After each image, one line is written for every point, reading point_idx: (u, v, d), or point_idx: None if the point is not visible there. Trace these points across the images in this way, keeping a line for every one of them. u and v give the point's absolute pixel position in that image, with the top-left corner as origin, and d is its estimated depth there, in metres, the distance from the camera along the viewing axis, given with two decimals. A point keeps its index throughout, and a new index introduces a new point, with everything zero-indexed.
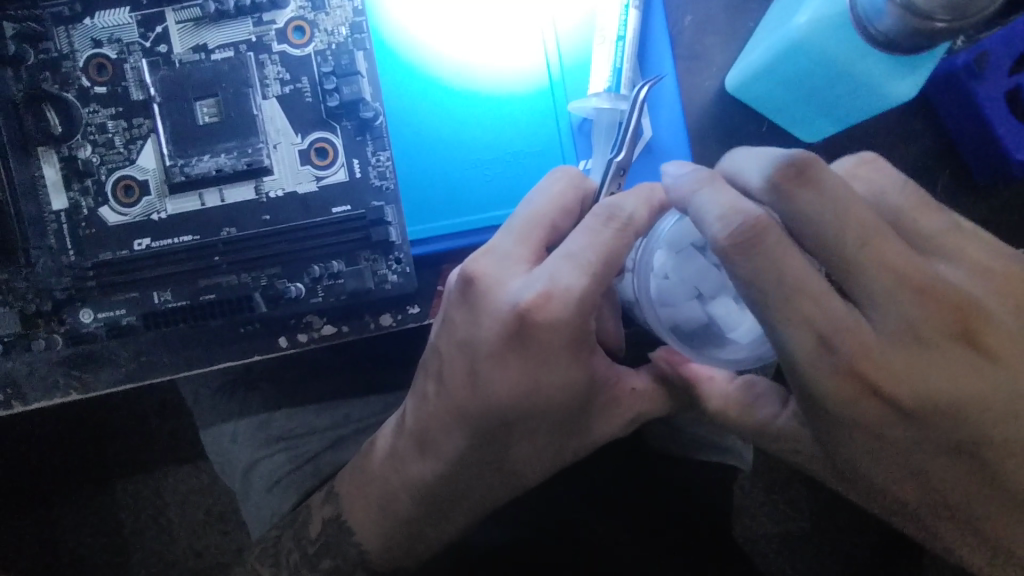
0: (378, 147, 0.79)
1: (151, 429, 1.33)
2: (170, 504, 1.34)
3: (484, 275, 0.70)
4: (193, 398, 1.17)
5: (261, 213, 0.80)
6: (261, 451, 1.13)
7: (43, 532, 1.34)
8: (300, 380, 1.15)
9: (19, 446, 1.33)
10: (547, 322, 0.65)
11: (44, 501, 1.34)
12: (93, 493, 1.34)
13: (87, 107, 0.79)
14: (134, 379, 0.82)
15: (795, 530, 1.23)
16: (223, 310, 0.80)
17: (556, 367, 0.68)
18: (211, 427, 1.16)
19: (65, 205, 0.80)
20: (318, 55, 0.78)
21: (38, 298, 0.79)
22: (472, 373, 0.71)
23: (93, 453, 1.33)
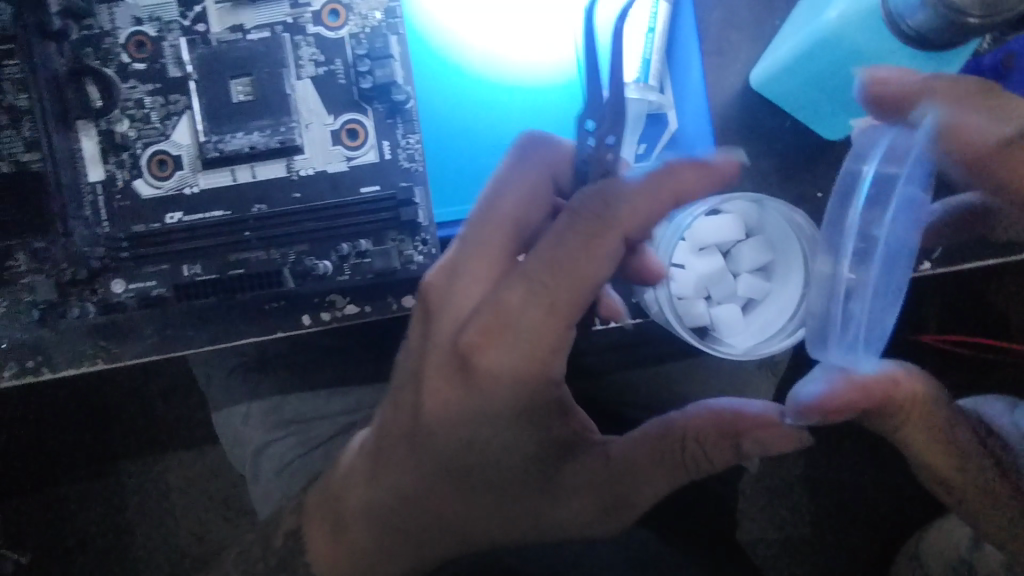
0: (408, 130, 0.80)
1: (161, 410, 1.36)
2: (180, 484, 1.36)
3: (437, 294, 0.70)
4: (207, 378, 1.22)
5: (292, 191, 0.81)
6: (272, 434, 1.17)
7: (52, 507, 1.36)
8: (313, 365, 1.18)
9: (34, 420, 1.36)
10: (504, 323, 0.64)
11: (59, 474, 1.36)
12: (108, 469, 1.36)
13: (125, 83, 0.81)
14: (160, 350, 0.85)
15: (793, 535, 1.24)
16: (253, 284, 0.82)
17: (510, 371, 0.65)
18: (225, 409, 1.20)
19: (101, 177, 0.82)
20: (352, 38, 0.80)
21: (73, 266, 0.81)
22: (419, 390, 0.70)
23: (106, 430, 1.36)
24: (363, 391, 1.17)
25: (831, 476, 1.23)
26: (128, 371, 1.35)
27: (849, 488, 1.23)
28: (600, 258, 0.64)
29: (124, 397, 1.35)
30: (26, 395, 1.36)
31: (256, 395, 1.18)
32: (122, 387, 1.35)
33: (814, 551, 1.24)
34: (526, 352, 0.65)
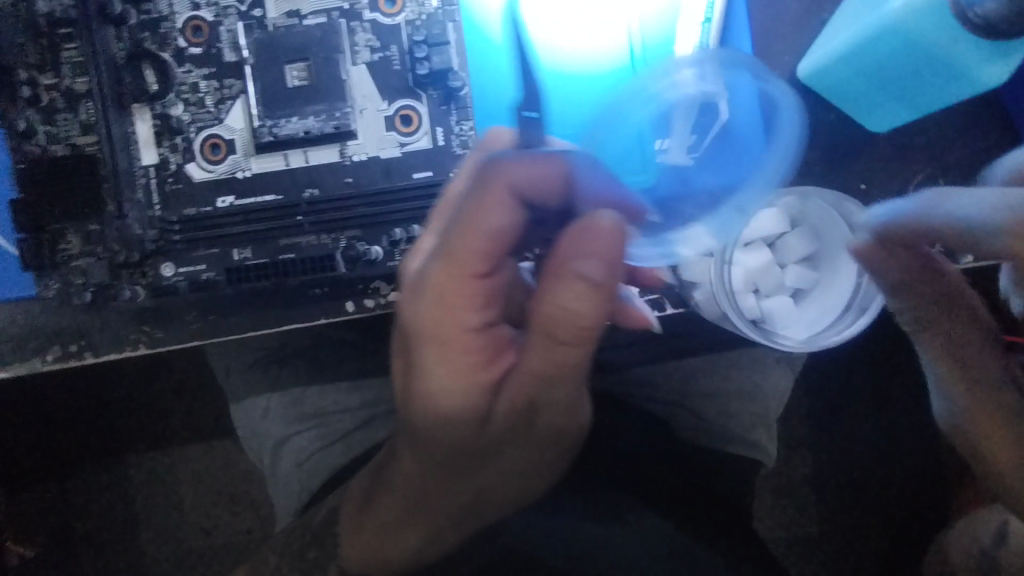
0: (463, 117, 0.81)
1: (184, 401, 1.36)
2: (200, 477, 1.36)
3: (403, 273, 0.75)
4: (224, 371, 1.21)
5: (344, 176, 0.82)
6: (293, 428, 1.17)
7: (72, 496, 1.36)
8: (339, 357, 1.18)
9: (59, 409, 1.36)
10: (419, 299, 0.68)
11: (82, 464, 1.36)
12: (131, 458, 1.36)
13: (181, 67, 0.81)
14: (201, 337, 0.83)
15: (804, 536, 1.23)
16: (305, 269, 0.82)
17: (445, 347, 0.68)
18: (242, 401, 1.19)
19: (155, 160, 0.82)
20: (408, 24, 0.80)
21: (126, 249, 0.82)
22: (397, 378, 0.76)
23: (130, 420, 1.36)
24: (384, 385, 1.17)
25: (851, 476, 1.23)
26: (154, 361, 1.35)
27: (868, 491, 1.23)
28: (487, 207, 0.64)
29: (150, 387, 1.36)
30: (52, 383, 1.36)
31: (277, 385, 1.18)
32: (147, 376, 1.35)
33: (832, 552, 1.23)
34: (437, 315, 0.67)
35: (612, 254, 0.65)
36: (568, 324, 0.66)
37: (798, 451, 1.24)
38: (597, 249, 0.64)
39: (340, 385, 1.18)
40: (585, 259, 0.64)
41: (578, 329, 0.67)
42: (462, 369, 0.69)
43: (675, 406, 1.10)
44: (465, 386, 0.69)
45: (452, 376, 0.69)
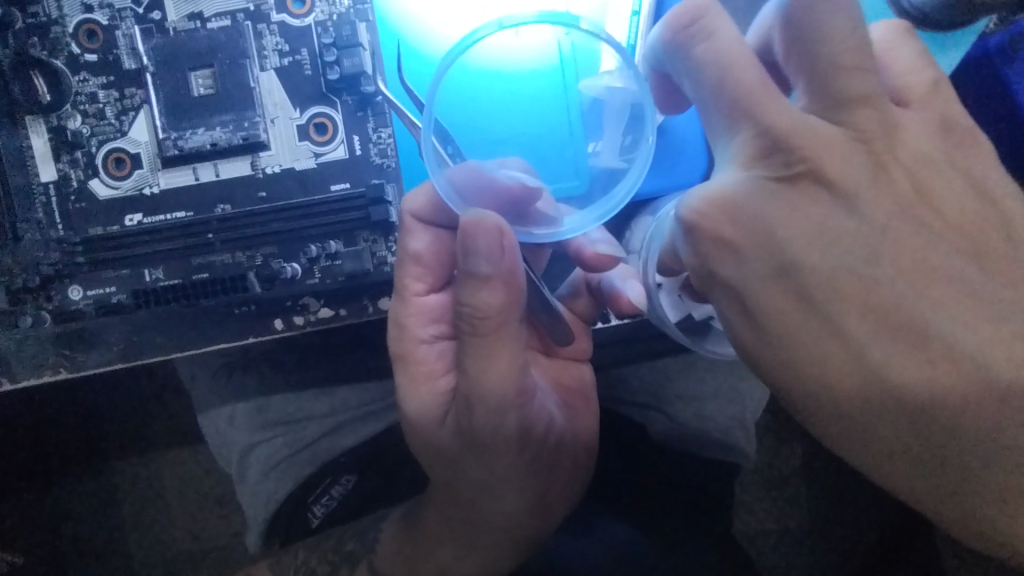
0: (380, 124, 0.76)
1: (144, 412, 1.32)
2: (162, 492, 1.32)
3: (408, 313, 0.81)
4: (192, 378, 1.14)
5: (257, 190, 0.77)
6: (258, 436, 1.12)
7: (31, 515, 1.32)
8: (298, 364, 1.12)
9: (10, 428, 1.32)
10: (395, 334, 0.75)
11: (37, 483, 1.32)
12: (90, 475, 1.32)
13: (77, 76, 0.76)
14: (126, 359, 0.78)
15: (793, 527, 1.17)
16: (218, 290, 0.77)
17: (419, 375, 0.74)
18: (209, 410, 1.13)
19: (54, 177, 0.77)
20: (318, 25, 0.75)
21: (25, 273, 0.76)
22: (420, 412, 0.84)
23: (84, 435, 1.32)
24: (351, 391, 1.13)
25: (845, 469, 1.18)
26: (107, 374, 1.31)
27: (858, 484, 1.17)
28: (402, 234, 0.71)
29: (103, 401, 1.31)
30: (0, 402, 1.32)
31: (238, 396, 1.12)
32: (104, 389, 1.31)
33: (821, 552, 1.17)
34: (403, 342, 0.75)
35: (496, 247, 0.61)
36: (478, 320, 0.64)
37: (785, 444, 1.18)
38: (477, 246, 0.61)
39: (302, 392, 1.13)
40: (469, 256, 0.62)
41: (497, 325, 0.65)
42: (425, 384, 0.74)
43: (649, 407, 1.08)
44: (435, 398, 0.74)
45: (422, 393, 0.74)
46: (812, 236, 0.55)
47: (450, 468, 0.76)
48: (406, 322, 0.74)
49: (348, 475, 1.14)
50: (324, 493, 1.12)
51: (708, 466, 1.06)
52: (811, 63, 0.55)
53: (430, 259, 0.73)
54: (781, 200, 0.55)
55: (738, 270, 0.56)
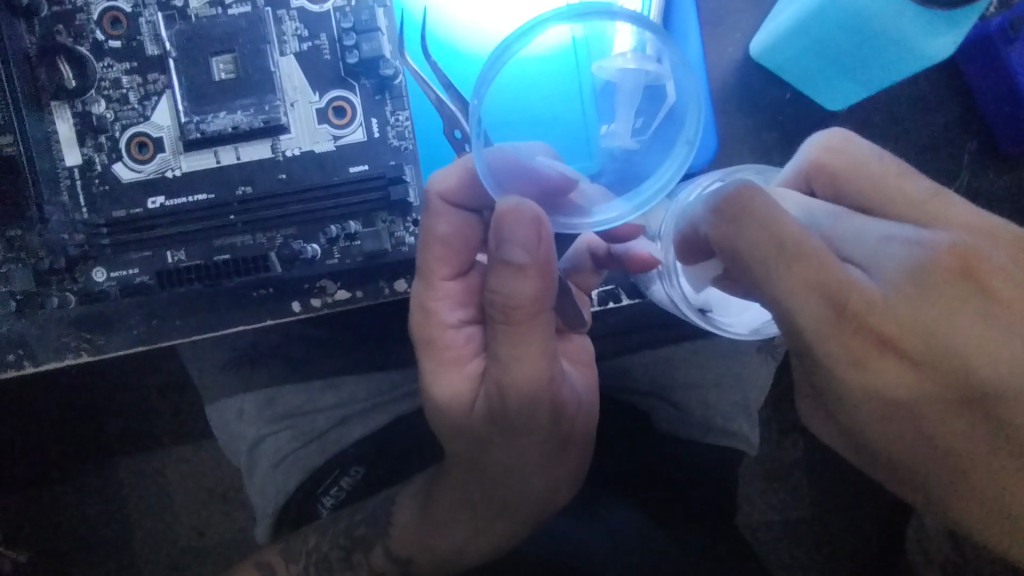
0: (397, 107, 0.78)
1: (155, 406, 1.33)
2: (176, 482, 1.33)
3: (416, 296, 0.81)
4: (198, 373, 1.16)
5: (277, 172, 0.78)
6: (267, 428, 1.13)
7: (44, 506, 1.34)
8: (308, 357, 1.13)
9: (25, 419, 1.34)
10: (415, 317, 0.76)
11: (51, 473, 1.34)
12: (101, 466, 1.34)
13: (101, 62, 0.78)
14: (146, 341, 0.80)
15: (795, 518, 1.19)
16: (239, 271, 0.79)
17: (440, 357, 0.75)
18: (219, 401, 1.14)
19: (78, 161, 0.79)
20: (337, 11, 0.77)
21: (52, 254, 0.78)
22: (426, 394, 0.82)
23: (97, 426, 1.33)
24: (360, 382, 1.14)
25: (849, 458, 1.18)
26: (120, 367, 1.33)
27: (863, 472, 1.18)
28: (431, 218, 0.71)
29: (116, 393, 1.33)
30: (16, 393, 1.33)
31: (248, 386, 1.13)
32: (116, 382, 1.33)
33: (822, 543, 1.19)
34: (424, 323, 0.75)
35: (532, 236, 0.63)
36: (511, 308, 0.66)
37: (789, 434, 1.19)
38: (513, 235, 0.63)
39: (310, 384, 1.14)
40: (506, 244, 0.63)
41: (527, 316, 0.67)
42: (456, 368, 0.75)
43: (655, 396, 1.08)
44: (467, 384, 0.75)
45: (454, 379, 0.75)
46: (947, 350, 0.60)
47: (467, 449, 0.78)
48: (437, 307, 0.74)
49: (358, 466, 1.14)
50: (335, 484, 1.13)
51: (715, 452, 1.08)
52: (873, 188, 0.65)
53: (454, 242, 0.73)
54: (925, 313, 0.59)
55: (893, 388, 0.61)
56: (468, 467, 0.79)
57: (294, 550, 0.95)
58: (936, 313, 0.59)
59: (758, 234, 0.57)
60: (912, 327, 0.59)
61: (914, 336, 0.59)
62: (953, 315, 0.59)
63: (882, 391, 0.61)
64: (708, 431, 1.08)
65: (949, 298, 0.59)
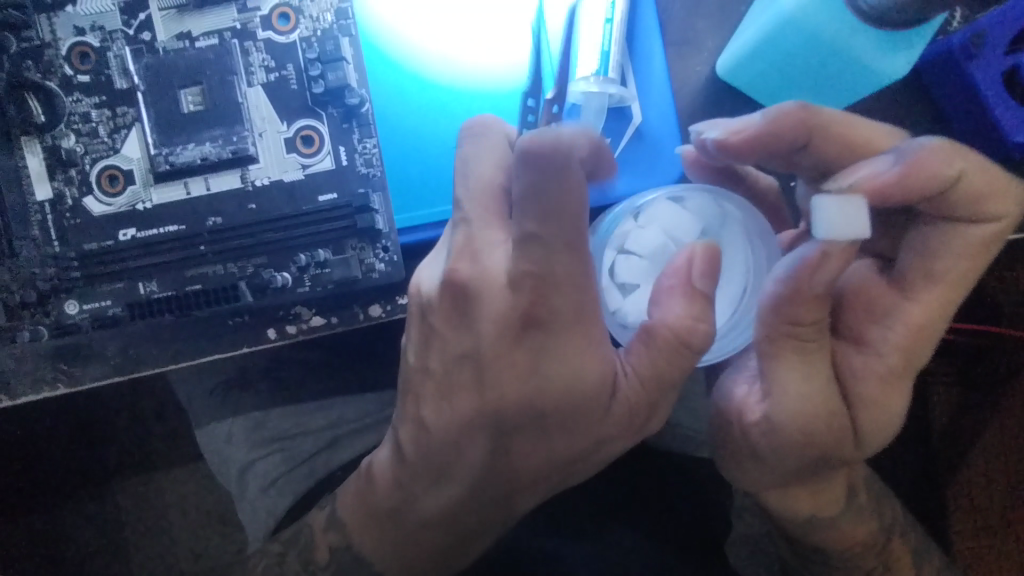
0: (365, 134, 0.78)
1: (146, 431, 1.33)
2: (169, 507, 1.32)
3: (477, 286, 0.66)
4: (187, 399, 1.15)
5: (247, 202, 0.78)
6: (257, 452, 1.10)
7: (34, 537, 1.33)
8: (298, 380, 1.14)
9: (13, 450, 1.33)
10: (548, 312, 0.63)
11: (42, 503, 1.33)
12: (92, 495, 1.33)
13: (70, 97, 0.78)
14: (122, 372, 0.81)
15: None
16: (209, 301, 0.79)
17: (557, 357, 0.64)
18: (206, 426, 1.13)
19: (49, 196, 0.79)
20: (303, 41, 0.77)
21: (22, 289, 0.78)
22: (454, 402, 0.68)
23: (87, 454, 1.33)
24: (350, 403, 1.13)
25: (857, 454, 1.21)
26: (108, 394, 1.32)
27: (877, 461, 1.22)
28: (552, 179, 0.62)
29: (105, 419, 1.32)
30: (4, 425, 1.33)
31: (237, 410, 1.12)
32: (104, 409, 1.32)
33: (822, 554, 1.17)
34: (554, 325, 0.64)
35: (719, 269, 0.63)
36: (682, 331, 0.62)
37: None
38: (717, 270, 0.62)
39: (300, 407, 1.13)
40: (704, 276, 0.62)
41: (691, 323, 0.61)
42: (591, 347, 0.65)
43: None
44: (593, 357, 0.64)
45: (579, 356, 0.64)
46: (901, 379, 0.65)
47: (537, 443, 0.69)
48: (546, 286, 0.63)
49: None
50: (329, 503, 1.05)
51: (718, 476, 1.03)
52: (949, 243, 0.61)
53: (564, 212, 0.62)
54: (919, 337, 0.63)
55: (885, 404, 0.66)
56: (479, 496, 0.73)
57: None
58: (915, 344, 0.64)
59: (947, 156, 0.58)
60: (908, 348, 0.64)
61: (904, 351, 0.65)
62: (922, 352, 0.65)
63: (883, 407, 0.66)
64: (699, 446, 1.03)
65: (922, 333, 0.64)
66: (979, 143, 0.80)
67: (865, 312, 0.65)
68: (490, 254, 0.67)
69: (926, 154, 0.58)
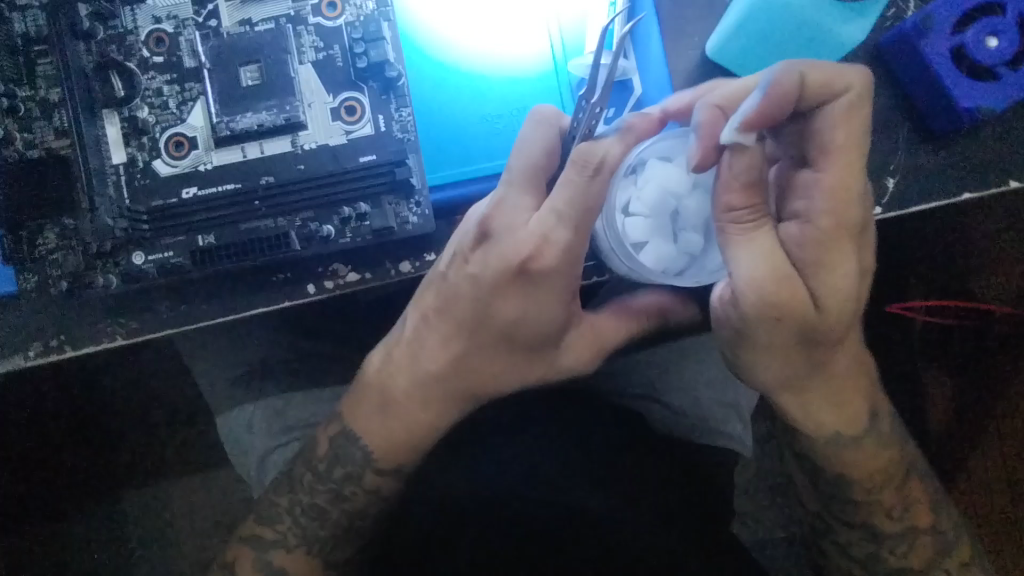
0: (401, 104, 0.89)
1: (190, 412, 1.46)
2: (215, 482, 1.45)
3: (498, 225, 0.78)
4: (209, 388, 1.22)
5: (296, 163, 0.89)
6: (275, 441, 1.14)
7: (87, 507, 1.45)
8: (319, 366, 1.24)
9: (68, 427, 1.46)
10: (543, 269, 0.76)
11: (95, 478, 1.46)
12: (141, 470, 1.46)
13: (146, 75, 0.90)
14: (176, 324, 0.92)
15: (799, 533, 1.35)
16: (264, 248, 0.88)
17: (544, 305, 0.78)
18: (228, 413, 1.19)
19: (123, 159, 0.90)
20: (348, 25, 0.90)
21: (98, 238, 0.89)
22: (475, 302, 0.80)
23: (138, 432, 1.46)
24: None
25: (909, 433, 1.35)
26: (156, 379, 1.45)
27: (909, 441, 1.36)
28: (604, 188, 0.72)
29: (153, 404, 1.45)
30: (61, 406, 1.45)
31: (259, 397, 1.18)
32: (152, 390, 1.45)
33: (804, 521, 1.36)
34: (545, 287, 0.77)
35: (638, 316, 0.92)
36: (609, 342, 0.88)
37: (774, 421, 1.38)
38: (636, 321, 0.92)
39: (317, 396, 1.18)
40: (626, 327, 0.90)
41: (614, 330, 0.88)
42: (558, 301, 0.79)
43: (649, 399, 1.09)
44: (545, 308, 0.79)
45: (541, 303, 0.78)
46: (849, 244, 0.70)
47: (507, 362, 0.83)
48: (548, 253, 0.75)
49: None
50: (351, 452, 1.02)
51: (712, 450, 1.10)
52: (825, 124, 0.69)
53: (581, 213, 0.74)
54: (841, 198, 0.69)
55: (847, 278, 0.70)
56: None
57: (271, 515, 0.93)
58: (840, 206, 0.69)
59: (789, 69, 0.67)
60: (837, 215, 0.69)
61: (841, 214, 0.69)
62: (855, 211, 0.70)
63: (847, 279, 0.70)
64: (699, 429, 1.09)
65: (847, 193, 0.69)
66: (937, 112, 0.90)
67: (791, 195, 0.72)
68: (517, 212, 0.78)
69: (775, 78, 0.67)
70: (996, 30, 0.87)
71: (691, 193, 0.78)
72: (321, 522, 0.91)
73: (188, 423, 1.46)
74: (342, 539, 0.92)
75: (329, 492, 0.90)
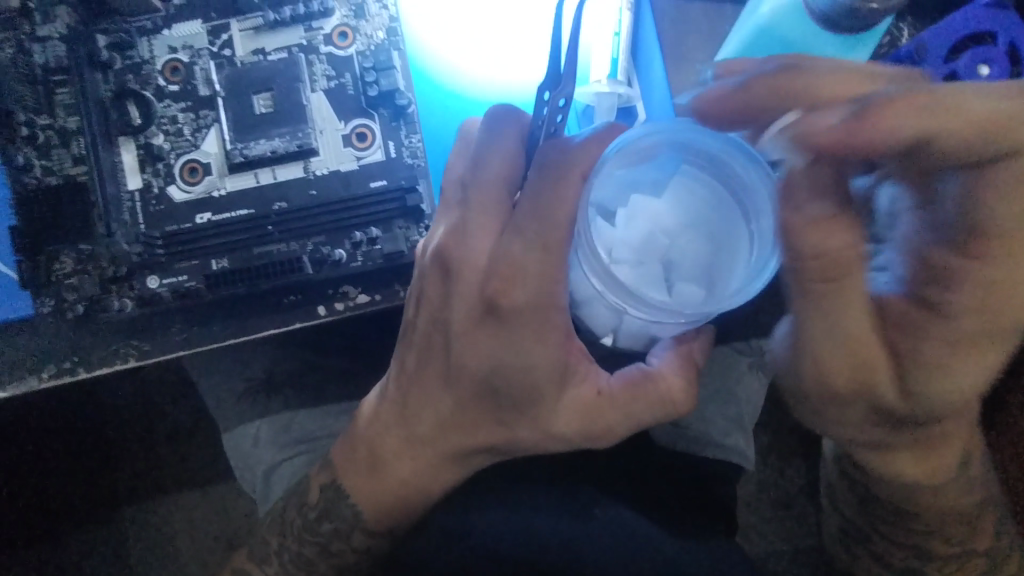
0: (411, 131, 0.92)
1: (195, 431, 1.46)
2: (219, 498, 1.45)
3: (456, 255, 0.78)
4: (216, 402, 1.24)
5: (309, 189, 0.91)
6: (281, 456, 1.16)
7: (93, 524, 1.46)
8: (320, 385, 1.22)
9: (75, 444, 1.47)
10: (510, 304, 0.73)
11: (101, 494, 1.46)
12: (146, 488, 1.46)
13: (162, 102, 0.93)
14: (190, 344, 0.92)
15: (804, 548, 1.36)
16: (277, 271, 0.90)
17: (520, 347, 0.75)
18: (236, 429, 1.20)
19: (139, 185, 0.92)
20: (359, 54, 0.92)
21: (115, 263, 0.91)
22: (446, 349, 0.80)
23: (144, 449, 1.47)
24: None
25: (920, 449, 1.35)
26: (163, 397, 1.46)
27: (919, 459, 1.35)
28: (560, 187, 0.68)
29: (158, 420, 1.46)
30: (68, 423, 1.46)
31: (265, 413, 1.19)
32: (158, 409, 1.46)
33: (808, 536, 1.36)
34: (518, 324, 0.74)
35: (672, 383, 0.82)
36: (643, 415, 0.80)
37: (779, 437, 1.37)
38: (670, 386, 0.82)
39: (326, 410, 1.20)
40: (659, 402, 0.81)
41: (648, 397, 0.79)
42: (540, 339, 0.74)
43: None
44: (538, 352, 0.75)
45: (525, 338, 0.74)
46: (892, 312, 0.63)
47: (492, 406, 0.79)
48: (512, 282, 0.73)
49: None
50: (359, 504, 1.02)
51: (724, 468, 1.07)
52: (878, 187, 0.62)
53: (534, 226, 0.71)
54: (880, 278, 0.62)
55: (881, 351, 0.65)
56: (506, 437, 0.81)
57: (281, 536, 0.94)
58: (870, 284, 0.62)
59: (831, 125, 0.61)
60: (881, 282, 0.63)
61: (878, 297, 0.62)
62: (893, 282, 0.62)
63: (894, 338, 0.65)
64: (703, 444, 1.07)
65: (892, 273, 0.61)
66: None
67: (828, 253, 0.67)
68: (471, 243, 0.77)
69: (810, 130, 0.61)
70: (987, 59, 0.90)
71: (685, 229, 0.76)
72: (340, 544, 0.91)
73: (195, 440, 1.46)
74: (354, 558, 0.92)
75: (343, 518, 0.90)
